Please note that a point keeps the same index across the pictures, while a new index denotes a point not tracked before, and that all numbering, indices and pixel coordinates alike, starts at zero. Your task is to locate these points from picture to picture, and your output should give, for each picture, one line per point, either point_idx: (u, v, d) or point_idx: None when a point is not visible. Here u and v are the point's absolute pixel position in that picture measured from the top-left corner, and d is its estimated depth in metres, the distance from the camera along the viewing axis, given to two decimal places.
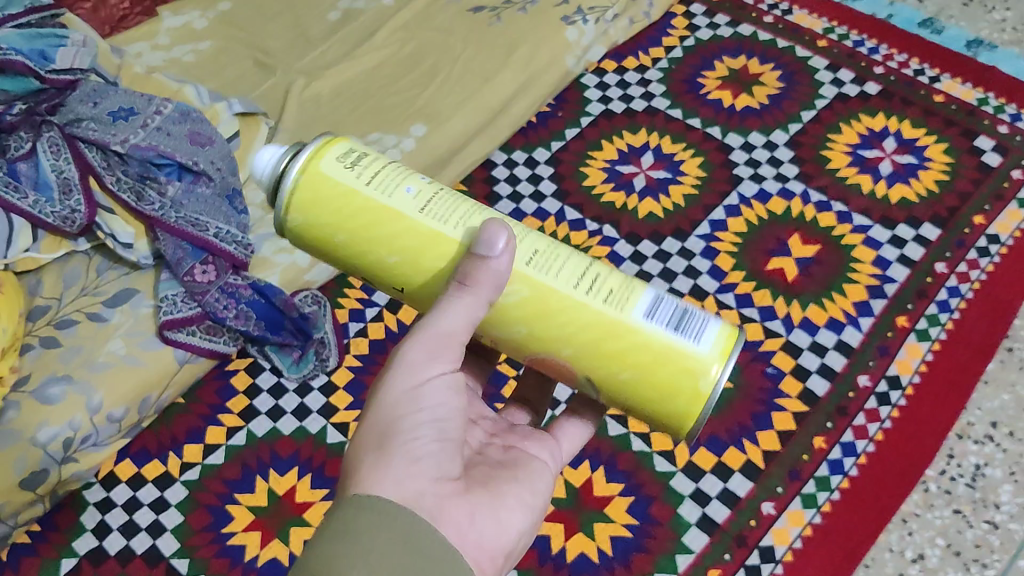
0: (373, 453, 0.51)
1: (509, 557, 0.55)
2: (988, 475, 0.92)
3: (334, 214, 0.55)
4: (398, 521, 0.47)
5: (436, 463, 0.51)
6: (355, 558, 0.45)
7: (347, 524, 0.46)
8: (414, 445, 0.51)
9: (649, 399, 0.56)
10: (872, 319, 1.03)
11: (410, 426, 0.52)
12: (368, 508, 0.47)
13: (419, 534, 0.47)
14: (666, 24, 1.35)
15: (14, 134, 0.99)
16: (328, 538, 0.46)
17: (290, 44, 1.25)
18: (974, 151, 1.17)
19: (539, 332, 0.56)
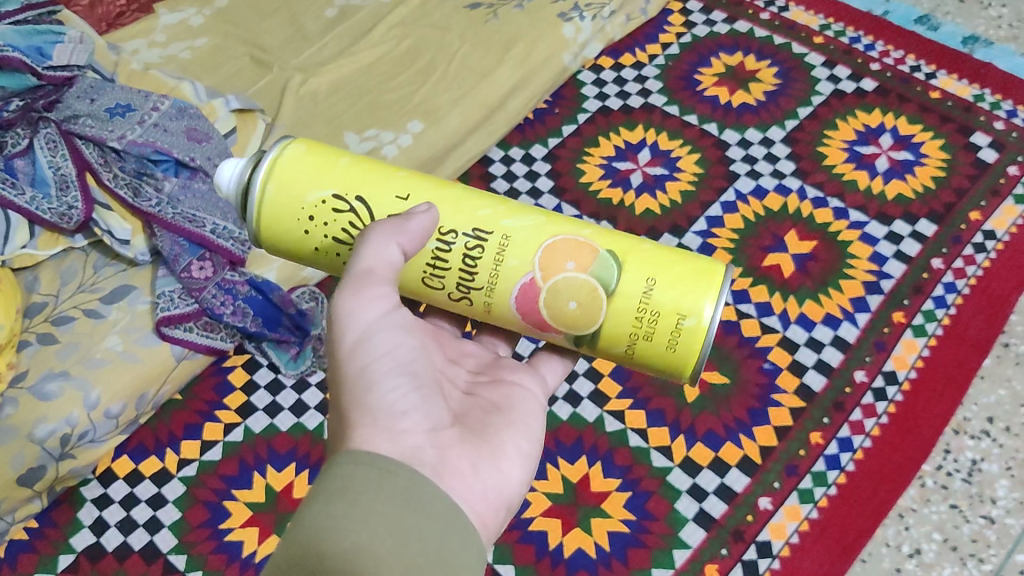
0: (355, 410, 0.53)
1: (511, 507, 0.57)
2: (985, 470, 0.93)
3: (332, 150, 0.61)
4: (393, 479, 0.48)
5: (423, 414, 0.54)
6: (354, 519, 0.46)
7: (343, 485, 0.48)
8: (393, 397, 0.53)
9: (676, 290, 0.57)
10: (869, 315, 1.03)
11: (386, 376, 0.54)
12: (361, 466, 0.49)
13: (416, 492, 0.49)
14: (662, 21, 1.35)
15: (11, 130, 0.98)
16: (323, 500, 0.47)
17: (287, 41, 1.25)
18: (970, 148, 1.17)
19: (546, 222, 0.59)
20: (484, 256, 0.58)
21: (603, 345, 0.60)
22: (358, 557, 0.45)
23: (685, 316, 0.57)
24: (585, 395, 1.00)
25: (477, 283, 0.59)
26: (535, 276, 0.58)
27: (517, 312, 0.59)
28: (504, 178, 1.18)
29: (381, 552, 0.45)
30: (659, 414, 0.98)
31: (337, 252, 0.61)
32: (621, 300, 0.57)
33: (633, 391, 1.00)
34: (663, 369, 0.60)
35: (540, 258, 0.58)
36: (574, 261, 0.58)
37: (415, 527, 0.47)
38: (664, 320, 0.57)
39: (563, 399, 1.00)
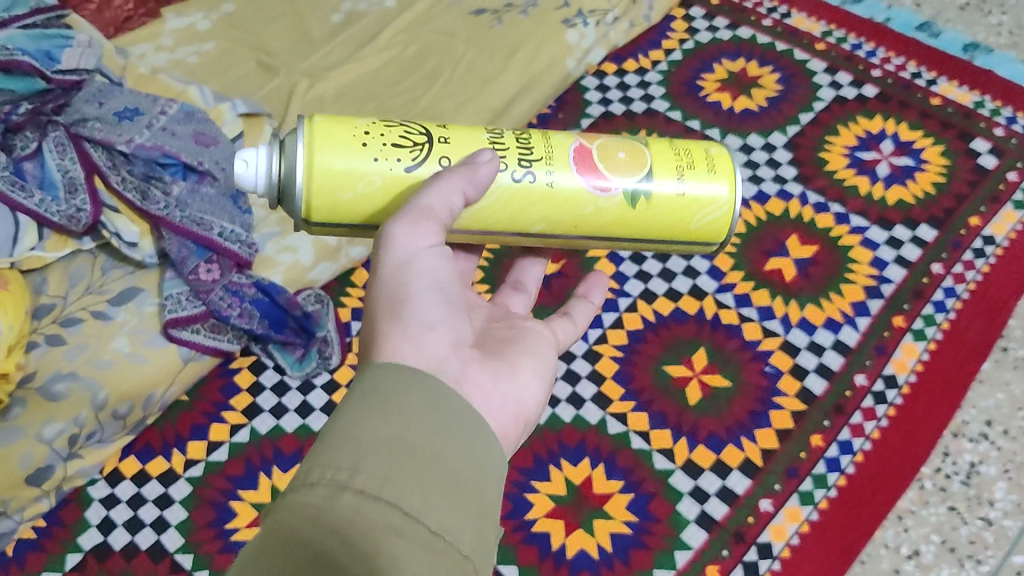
0: (388, 321, 0.54)
1: (528, 422, 0.58)
2: (983, 473, 0.93)
3: None
4: (424, 382, 0.49)
5: (450, 330, 0.55)
6: (390, 414, 0.46)
7: (377, 386, 0.48)
8: (428, 313, 0.54)
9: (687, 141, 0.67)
10: (869, 319, 1.04)
11: (422, 294, 0.55)
12: (393, 370, 0.50)
13: (439, 390, 0.49)
14: (665, 27, 1.36)
15: (20, 133, 1.00)
16: (358, 398, 0.48)
17: (294, 46, 1.27)
18: (970, 154, 1.18)
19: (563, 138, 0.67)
20: (531, 139, 0.64)
21: (654, 193, 0.64)
22: (396, 441, 0.45)
23: (709, 148, 0.66)
24: (588, 398, 1.01)
25: (535, 154, 0.63)
26: (583, 140, 0.64)
27: (579, 169, 0.63)
28: None
29: (417, 440, 0.45)
30: (662, 417, 0.99)
31: (394, 158, 0.61)
32: (656, 148, 0.65)
33: (636, 394, 1.01)
34: (711, 202, 0.65)
35: (576, 135, 0.65)
36: (604, 135, 0.66)
37: (446, 425, 0.47)
38: (696, 154, 0.66)
39: (566, 401, 1.01)
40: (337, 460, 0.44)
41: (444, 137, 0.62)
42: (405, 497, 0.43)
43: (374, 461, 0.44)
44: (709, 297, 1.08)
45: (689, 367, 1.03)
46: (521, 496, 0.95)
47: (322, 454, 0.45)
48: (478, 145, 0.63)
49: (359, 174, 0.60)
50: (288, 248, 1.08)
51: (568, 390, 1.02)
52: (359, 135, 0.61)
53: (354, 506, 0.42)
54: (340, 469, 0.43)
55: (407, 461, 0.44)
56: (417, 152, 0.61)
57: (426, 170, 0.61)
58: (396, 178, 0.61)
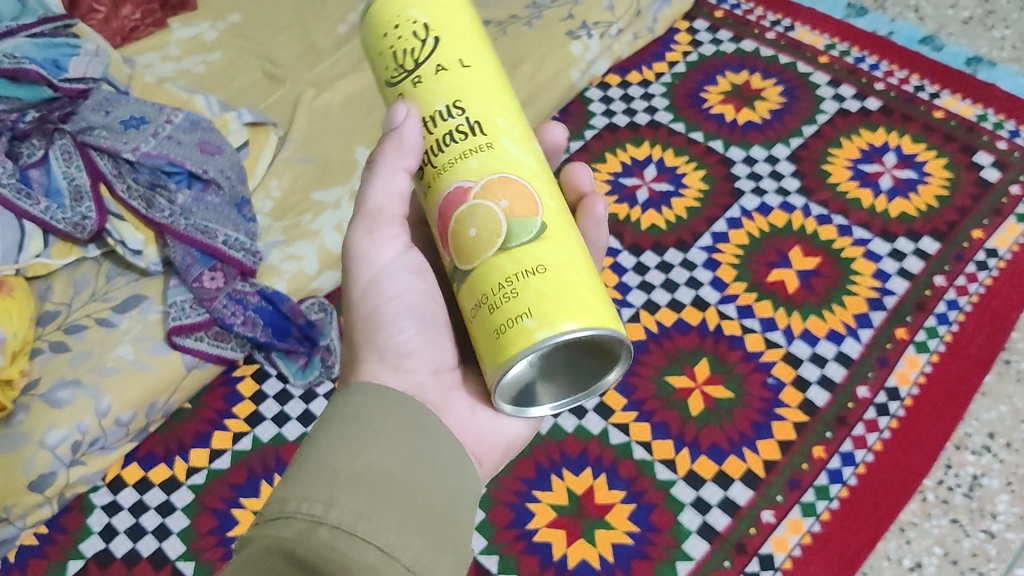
0: (366, 347, 0.59)
1: (509, 450, 0.63)
2: (986, 485, 0.93)
3: (468, 29, 0.55)
4: (401, 411, 0.51)
5: (429, 356, 0.60)
6: (368, 444, 0.48)
7: (353, 411, 0.50)
8: (399, 340, 0.59)
9: (573, 288, 0.49)
10: (872, 331, 1.04)
11: (393, 318, 0.59)
12: (370, 397, 0.51)
13: (421, 419, 0.51)
14: (669, 40, 1.37)
15: (26, 142, 1.00)
16: (333, 426, 0.49)
17: (299, 56, 1.27)
18: (973, 167, 1.18)
19: (531, 173, 0.52)
20: (457, 147, 0.52)
21: (462, 294, 0.52)
22: (369, 474, 0.46)
23: (520, 313, 0.48)
24: (590, 409, 1.01)
25: (439, 159, 0.53)
26: (471, 183, 0.51)
27: (441, 208, 0.53)
28: None
29: (392, 473, 0.47)
30: (664, 427, 0.99)
31: (388, 66, 0.55)
32: (500, 270, 0.49)
33: (638, 404, 1.01)
34: (483, 353, 0.50)
35: (489, 176, 0.51)
36: (509, 201, 0.50)
37: (421, 456, 0.49)
38: (513, 304, 0.48)
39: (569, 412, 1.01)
40: (312, 493, 0.45)
41: (417, 79, 0.54)
42: (379, 533, 0.44)
43: (348, 495, 0.45)
44: (710, 308, 1.08)
45: (691, 378, 1.03)
46: (523, 506, 0.95)
47: (297, 486, 0.46)
48: (419, 115, 0.54)
49: (375, 54, 0.57)
50: (293, 257, 1.08)
51: None
52: (394, 17, 0.54)
53: (327, 540, 0.43)
54: (315, 504, 0.44)
55: (380, 495, 0.45)
56: (397, 78, 0.55)
57: (393, 99, 0.56)
58: (382, 83, 0.56)
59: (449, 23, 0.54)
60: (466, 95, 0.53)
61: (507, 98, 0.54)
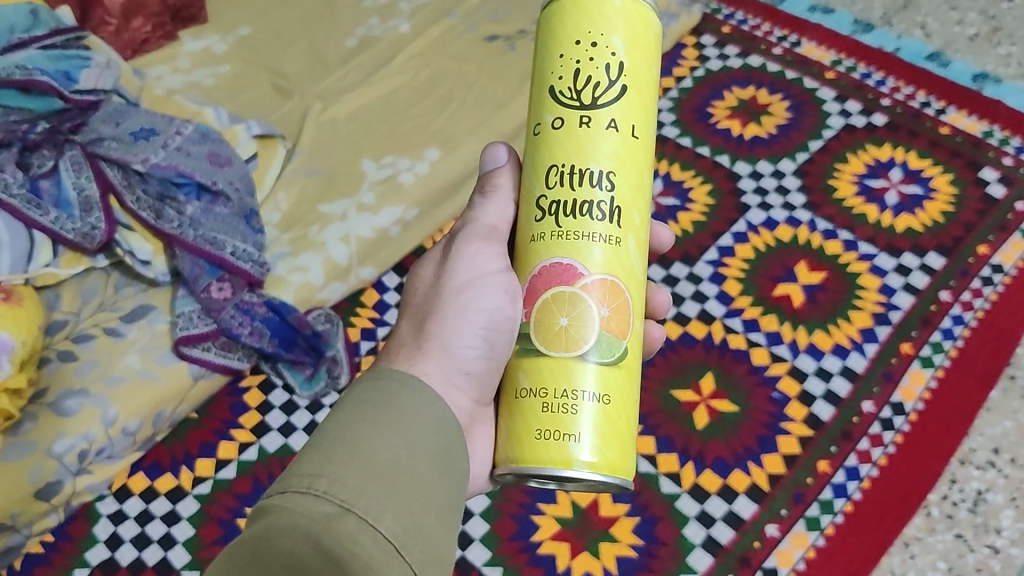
0: (434, 341, 0.57)
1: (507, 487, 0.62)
2: (990, 501, 0.93)
3: (647, 92, 0.54)
4: (429, 411, 0.50)
5: (484, 382, 0.58)
6: (393, 437, 0.48)
7: (386, 397, 0.50)
8: (466, 352, 0.57)
9: (614, 427, 0.53)
10: (877, 345, 1.05)
11: (466, 331, 0.57)
12: (403, 387, 0.51)
13: (451, 432, 0.51)
14: (676, 55, 1.38)
15: (37, 152, 1.02)
16: (366, 410, 0.49)
17: (308, 69, 1.28)
18: (979, 183, 1.18)
19: (634, 283, 0.54)
20: (590, 220, 0.52)
21: (515, 366, 0.55)
22: (391, 469, 0.46)
23: (571, 434, 0.52)
24: None
25: (565, 224, 0.53)
26: (584, 273, 0.53)
27: (540, 268, 0.54)
28: None
29: (415, 475, 0.47)
30: (669, 440, 0.99)
31: (558, 76, 0.53)
32: (573, 379, 0.53)
33: (643, 417, 1.01)
34: (507, 435, 0.54)
35: (600, 278, 0.53)
36: (610, 312, 0.53)
37: (440, 460, 0.49)
38: (563, 419, 0.52)
39: None
40: (343, 478, 0.44)
41: (588, 119, 0.52)
42: (400, 535, 0.43)
43: (377, 490, 0.44)
44: (717, 322, 1.08)
45: (697, 392, 1.03)
46: (527, 517, 0.95)
47: (328, 464, 0.45)
48: (572, 158, 0.53)
49: (549, 49, 0.54)
50: (299, 268, 1.09)
51: None
52: (594, 34, 0.52)
53: (354, 532, 0.42)
54: (345, 490, 0.44)
55: (402, 496, 0.45)
56: (561, 100, 0.53)
57: (549, 114, 0.53)
58: (543, 87, 0.54)
59: (639, 81, 0.53)
60: (622, 171, 0.53)
61: (647, 181, 0.55)
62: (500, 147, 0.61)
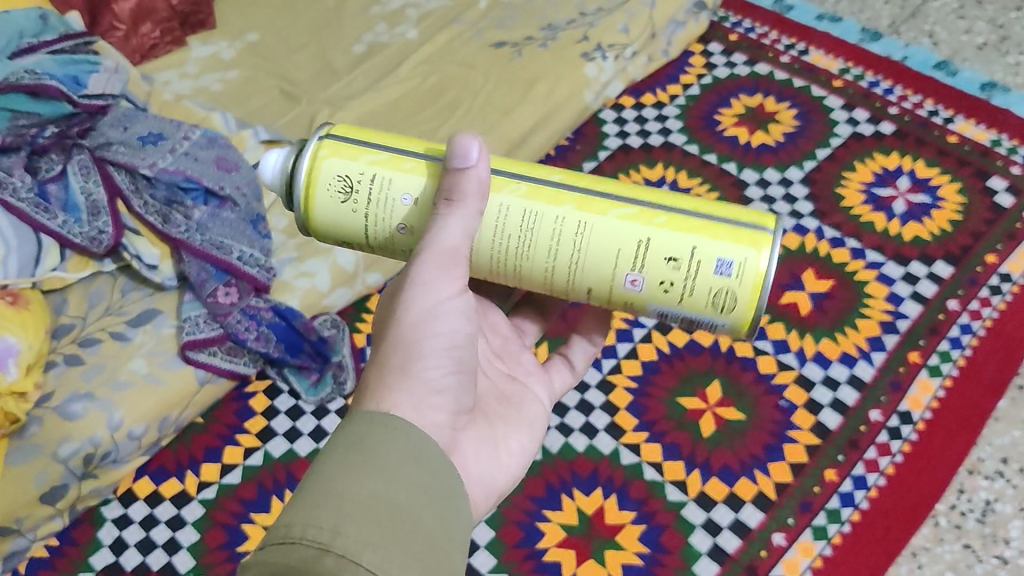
0: (396, 374, 0.55)
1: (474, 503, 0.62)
2: (998, 511, 0.93)
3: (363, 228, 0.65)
4: (408, 442, 0.50)
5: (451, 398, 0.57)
6: (372, 471, 0.47)
7: (360, 438, 0.49)
8: (432, 374, 0.56)
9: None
10: (885, 354, 1.04)
11: (429, 352, 0.56)
12: (376, 425, 0.50)
13: (429, 452, 0.51)
14: (684, 62, 1.38)
15: (45, 156, 1.02)
16: (340, 454, 0.48)
17: (316, 76, 1.28)
18: (987, 192, 1.18)
19: None
20: None
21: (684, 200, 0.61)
22: (373, 502, 0.46)
23: None
24: (602, 428, 1.01)
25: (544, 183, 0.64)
26: None
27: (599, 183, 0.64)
28: None
29: (397, 504, 0.46)
30: (675, 448, 0.99)
31: None
32: None
33: (649, 425, 1.01)
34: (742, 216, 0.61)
35: None
36: None
37: (425, 488, 0.48)
38: None
39: (580, 431, 1.01)
40: (317, 519, 0.44)
41: None
42: (384, 565, 0.43)
43: (354, 525, 0.44)
44: None
45: (703, 400, 1.03)
46: (533, 525, 0.95)
47: (303, 510, 0.45)
48: None
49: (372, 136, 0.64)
50: (305, 274, 1.08)
51: (582, 420, 1.02)
52: None
53: (334, 570, 0.42)
54: (321, 529, 0.44)
55: (383, 526, 0.45)
56: None
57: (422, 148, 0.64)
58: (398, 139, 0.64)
59: None
60: None
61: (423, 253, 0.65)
62: (469, 141, 0.56)
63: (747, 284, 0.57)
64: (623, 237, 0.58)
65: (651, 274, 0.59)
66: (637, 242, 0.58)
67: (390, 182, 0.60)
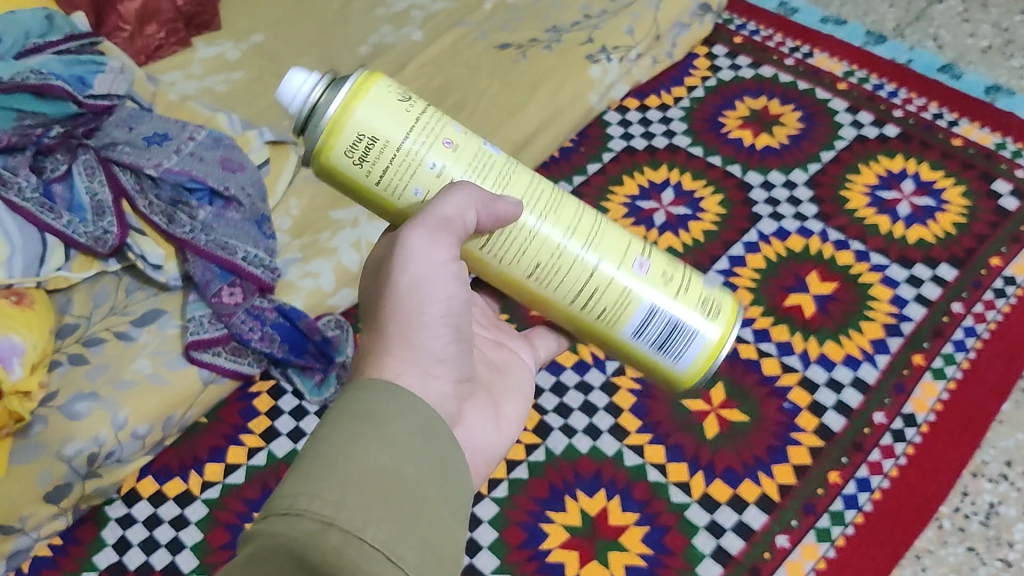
0: (398, 344, 0.56)
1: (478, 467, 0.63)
2: (1002, 513, 0.93)
3: (351, 192, 0.60)
4: (411, 413, 0.50)
5: (450, 365, 0.58)
6: (377, 440, 0.47)
7: (365, 410, 0.49)
8: (433, 345, 0.57)
9: (618, 352, 0.68)
10: (889, 357, 1.04)
11: (429, 321, 0.57)
12: (380, 394, 0.50)
13: (432, 424, 0.51)
14: (688, 65, 1.38)
15: (51, 157, 1.02)
16: (344, 422, 0.48)
17: (321, 77, 1.28)
18: (992, 195, 1.18)
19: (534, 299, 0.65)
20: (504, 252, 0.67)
21: None
22: (378, 475, 0.46)
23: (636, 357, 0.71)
24: (605, 430, 1.01)
25: None
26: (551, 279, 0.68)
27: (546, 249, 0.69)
28: None
29: (400, 477, 0.46)
30: (679, 450, 0.99)
31: None
32: None
33: (653, 427, 1.01)
34: None
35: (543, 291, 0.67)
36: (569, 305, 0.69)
37: (428, 458, 0.49)
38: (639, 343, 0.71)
39: (584, 432, 1.01)
40: (324, 493, 0.44)
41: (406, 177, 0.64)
42: (390, 542, 0.43)
43: (359, 499, 0.44)
44: None
45: (707, 402, 1.03)
46: (536, 526, 0.95)
47: (310, 485, 0.44)
48: None
49: None
50: (310, 274, 1.08)
51: (585, 421, 1.02)
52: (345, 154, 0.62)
53: (339, 546, 0.42)
54: (327, 504, 0.43)
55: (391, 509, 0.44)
56: None
57: None
58: None
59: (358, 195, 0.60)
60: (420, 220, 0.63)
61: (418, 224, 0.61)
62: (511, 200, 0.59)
63: (723, 312, 0.67)
64: (628, 237, 0.65)
65: (646, 270, 0.64)
66: (641, 244, 0.65)
67: (429, 142, 0.58)
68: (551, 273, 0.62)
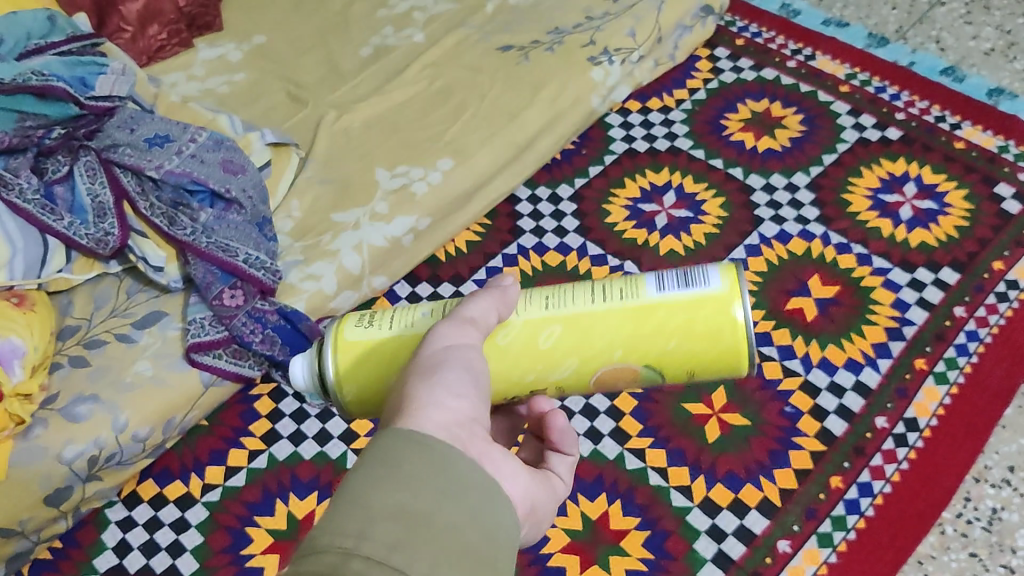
0: (414, 386, 0.48)
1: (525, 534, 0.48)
2: (1005, 519, 0.93)
3: (389, 368, 0.61)
4: (434, 447, 0.43)
5: (481, 406, 0.49)
6: (400, 480, 0.41)
7: (387, 454, 0.42)
8: (456, 383, 0.48)
9: (683, 327, 0.60)
10: (891, 361, 1.04)
11: (450, 367, 0.49)
12: (400, 438, 0.43)
13: (452, 458, 0.43)
14: (690, 67, 1.38)
15: (52, 158, 1.03)
16: (366, 467, 0.42)
17: (322, 78, 1.28)
18: (995, 199, 1.18)
19: (573, 321, 0.61)
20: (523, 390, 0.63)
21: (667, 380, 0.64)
22: (403, 511, 0.39)
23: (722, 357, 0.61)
24: (606, 433, 1.01)
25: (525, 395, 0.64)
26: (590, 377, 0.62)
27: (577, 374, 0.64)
28: (530, 218, 1.21)
29: (427, 510, 0.40)
30: (680, 454, 0.99)
31: None
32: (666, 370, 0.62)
33: (654, 430, 1.01)
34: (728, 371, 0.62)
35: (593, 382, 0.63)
36: (606, 372, 0.62)
37: (459, 492, 0.42)
38: (706, 359, 0.61)
39: (585, 435, 1.01)
40: (343, 526, 0.38)
41: None
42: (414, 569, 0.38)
43: (382, 531, 0.38)
44: None
45: (708, 405, 1.02)
46: None
47: (328, 522, 0.39)
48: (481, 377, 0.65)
49: None
50: (311, 276, 1.08)
51: (586, 424, 1.02)
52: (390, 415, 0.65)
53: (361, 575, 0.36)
54: (347, 536, 0.38)
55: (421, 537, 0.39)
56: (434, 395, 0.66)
57: None
58: None
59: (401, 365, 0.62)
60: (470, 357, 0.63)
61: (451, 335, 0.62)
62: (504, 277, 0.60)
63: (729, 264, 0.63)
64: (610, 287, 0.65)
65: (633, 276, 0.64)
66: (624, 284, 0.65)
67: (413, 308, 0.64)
68: (558, 296, 0.62)
